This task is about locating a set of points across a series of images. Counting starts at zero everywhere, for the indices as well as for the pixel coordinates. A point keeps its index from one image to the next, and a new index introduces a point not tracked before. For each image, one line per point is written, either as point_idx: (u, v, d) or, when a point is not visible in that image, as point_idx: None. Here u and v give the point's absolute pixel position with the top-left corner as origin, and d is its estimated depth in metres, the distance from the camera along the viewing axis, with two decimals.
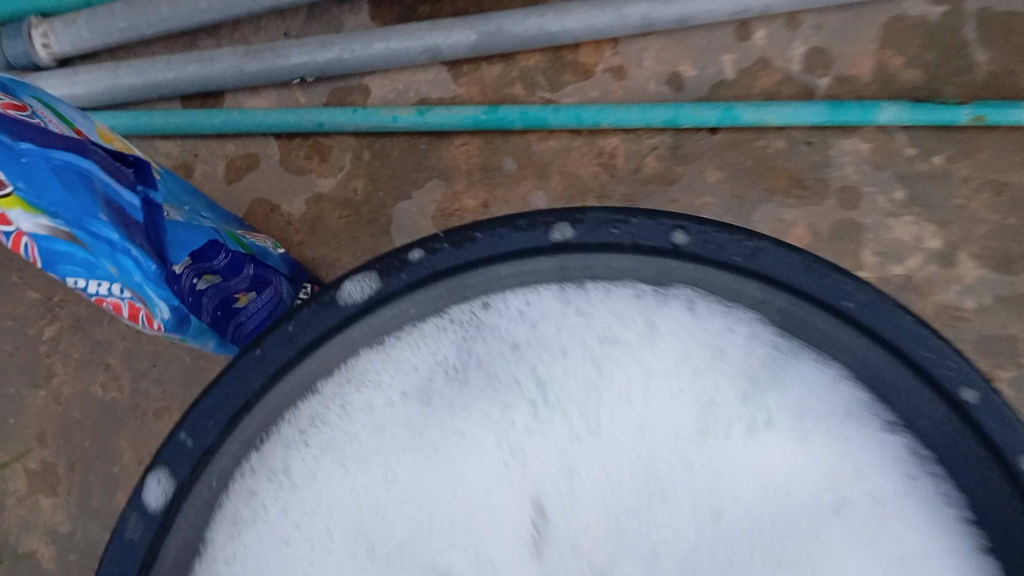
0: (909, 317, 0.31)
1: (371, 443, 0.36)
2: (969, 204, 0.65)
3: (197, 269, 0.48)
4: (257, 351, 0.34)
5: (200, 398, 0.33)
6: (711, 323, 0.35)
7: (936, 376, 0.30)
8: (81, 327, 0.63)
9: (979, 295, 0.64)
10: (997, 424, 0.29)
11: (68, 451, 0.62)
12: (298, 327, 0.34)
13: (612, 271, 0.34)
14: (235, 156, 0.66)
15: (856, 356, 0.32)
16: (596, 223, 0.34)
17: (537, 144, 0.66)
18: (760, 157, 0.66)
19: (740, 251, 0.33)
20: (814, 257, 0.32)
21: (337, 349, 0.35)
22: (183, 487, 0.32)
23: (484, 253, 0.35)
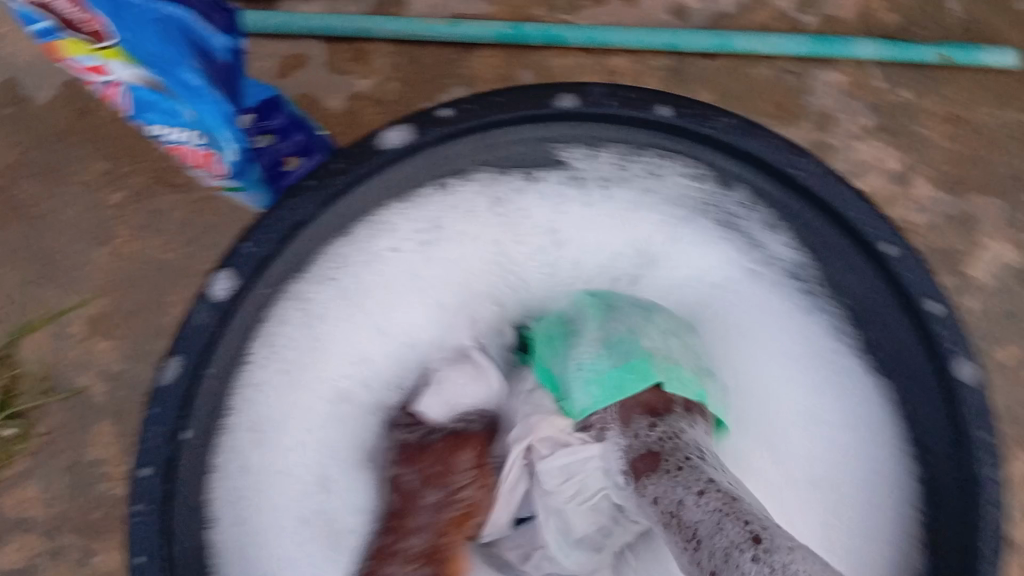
0: (840, 184, 0.47)
1: (404, 248, 0.53)
2: (931, 134, 0.73)
3: (259, 127, 0.58)
4: (286, 205, 0.48)
5: (263, 219, 0.47)
6: (678, 183, 0.52)
7: (857, 223, 0.47)
8: (141, 195, 0.71)
9: (930, 212, 0.73)
10: (908, 268, 0.46)
11: (122, 302, 0.70)
12: (331, 177, 0.48)
13: (580, 137, 0.50)
14: (282, 54, 0.73)
15: (783, 206, 0.49)
16: (594, 102, 0.49)
17: (552, 59, 0.74)
18: (751, 82, 0.74)
19: (726, 131, 0.48)
20: (762, 134, 0.48)
21: (355, 193, 0.49)
22: (244, 282, 0.47)
23: (504, 116, 0.49)
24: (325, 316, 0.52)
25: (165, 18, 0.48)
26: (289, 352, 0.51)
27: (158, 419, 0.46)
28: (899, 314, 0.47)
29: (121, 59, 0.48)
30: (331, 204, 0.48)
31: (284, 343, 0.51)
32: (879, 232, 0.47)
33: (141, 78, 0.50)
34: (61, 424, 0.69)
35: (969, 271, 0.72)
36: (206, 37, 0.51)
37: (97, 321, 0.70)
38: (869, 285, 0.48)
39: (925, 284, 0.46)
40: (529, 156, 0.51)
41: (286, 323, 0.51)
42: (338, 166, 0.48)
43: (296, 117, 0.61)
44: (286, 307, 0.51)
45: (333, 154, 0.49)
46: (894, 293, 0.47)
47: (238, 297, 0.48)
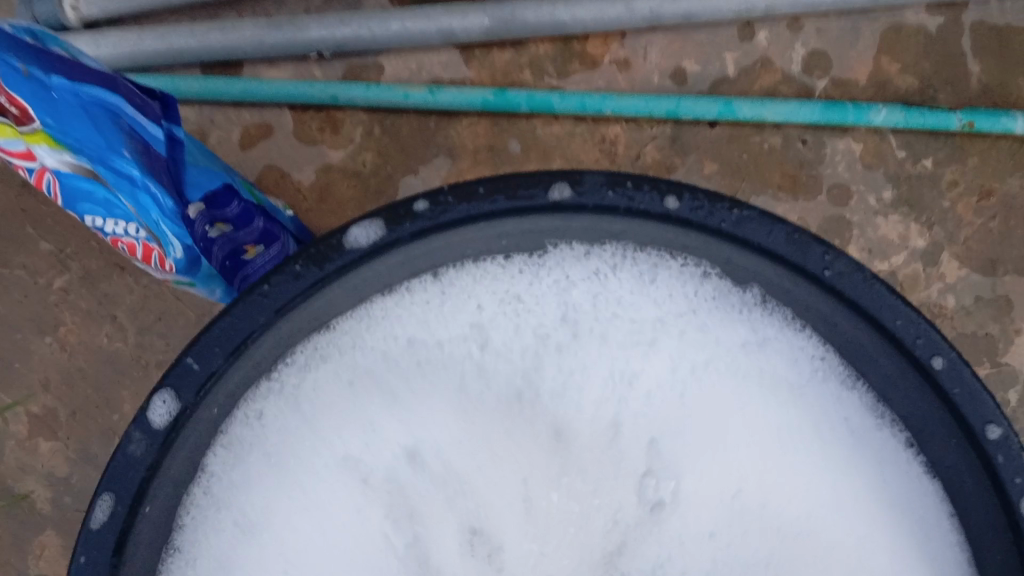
0: (878, 285, 0.42)
1: (388, 337, 0.47)
2: (954, 208, 0.68)
3: (210, 217, 0.50)
4: (237, 310, 0.42)
5: (208, 331, 0.41)
6: (690, 270, 0.46)
7: (901, 334, 0.41)
8: (91, 279, 0.64)
9: (960, 295, 0.67)
10: (959, 383, 0.40)
11: (69, 398, 0.63)
12: (289, 279, 0.42)
13: (574, 228, 0.45)
14: (249, 124, 0.68)
15: (807, 305, 0.44)
16: (591, 193, 0.43)
17: (542, 128, 0.68)
18: (757, 152, 0.68)
19: (736, 224, 0.43)
20: (786, 229, 0.42)
21: (317, 295, 0.43)
22: (186, 405, 0.41)
23: (484, 210, 0.43)
24: (295, 413, 0.46)
25: (88, 101, 0.43)
26: (251, 462, 0.45)
27: (84, 569, 0.39)
28: (951, 434, 0.41)
29: (48, 143, 0.43)
30: (288, 309, 0.42)
31: (245, 452, 0.45)
32: (924, 343, 0.40)
33: (72, 165, 0.45)
34: (6, 531, 0.63)
35: (1005, 360, 0.66)
36: (141, 127, 0.46)
37: (40, 420, 0.63)
38: (915, 391, 0.42)
39: (981, 403, 0.40)
40: (517, 247, 0.46)
41: (253, 425, 0.45)
42: (298, 268, 0.42)
43: (256, 203, 0.54)
44: (250, 413, 0.45)
45: (292, 254, 0.43)
46: (946, 406, 0.41)
47: (178, 421, 0.41)
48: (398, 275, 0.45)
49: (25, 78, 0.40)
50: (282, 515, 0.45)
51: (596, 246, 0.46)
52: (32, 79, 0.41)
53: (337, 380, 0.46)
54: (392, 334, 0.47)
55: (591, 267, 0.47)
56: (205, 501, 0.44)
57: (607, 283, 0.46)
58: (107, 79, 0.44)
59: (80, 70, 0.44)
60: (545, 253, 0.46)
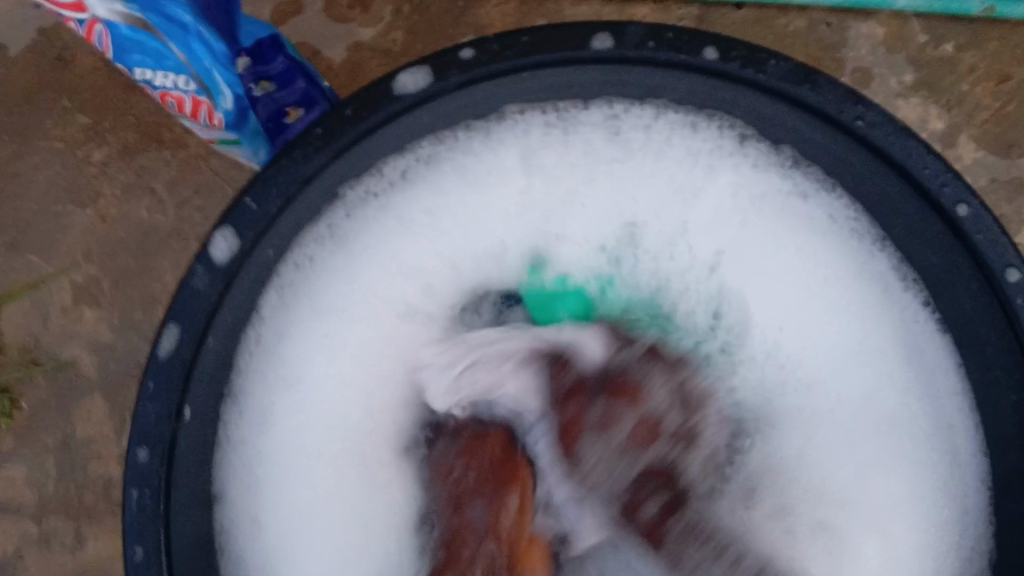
0: (908, 137, 0.42)
1: (438, 183, 0.48)
2: (973, 90, 0.69)
3: (254, 73, 0.52)
4: (295, 155, 0.43)
5: (265, 172, 0.43)
6: (728, 129, 0.47)
7: (927, 183, 0.42)
8: (128, 152, 0.66)
9: (975, 177, 0.69)
10: (980, 229, 0.41)
11: (110, 268, 0.65)
12: (344, 125, 0.43)
13: (616, 88, 0.46)
14: (280, 2, 0.68)
15: (841, 160, 0.45)
16: (632, 45, 0.44)
17: (570, 8, 0.69)
18: (781, 33, 0.69)
19: (773, 74, 0.43)
20: (822, 81, 0.43)
21: (372, 140, 0.45)
22: (245, 243, 0.43)
23: (532, 61, 0.44)
24: (348, 257, 0.48)
25: None
26: (306, 301, 0.47)
27: (154, 397, 0.42)
28: (967, 279, 0.43)
29: None
30: (343, 155, 0.44)
31: (299, 292, 0.47)
32: (948, 190, 0.41)
33: (123, 15, 0.45)
34: (48, 397, 0.65)
35: (1016, 239, 0.68)
36: None
37: (83, 289, 0.65)
38: (937, 244, 0.43)
39: (998, 245, 0.41)
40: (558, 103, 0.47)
41: (309, 270, 0.47)
42: (349, 114, 0.43)
43: (298, 62, 0.54)
44: (305, 257, 0.47)
45: (345, 101, 0.44)
46: (966, 254, 0.42)
47: (238, 258, 0.43)
48: (441, 127, 0.46)
49: None
50: (324, 357, 0.48)
51: (633, 107, 0.47)
52: None
53: (392, 229, 0.48)
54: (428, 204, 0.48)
55: (640, 123, 0.47)
56: (259, 345, 0.46)
57: (652, 139, 0.48)
58: None
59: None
60: (579, 112, 0.47)
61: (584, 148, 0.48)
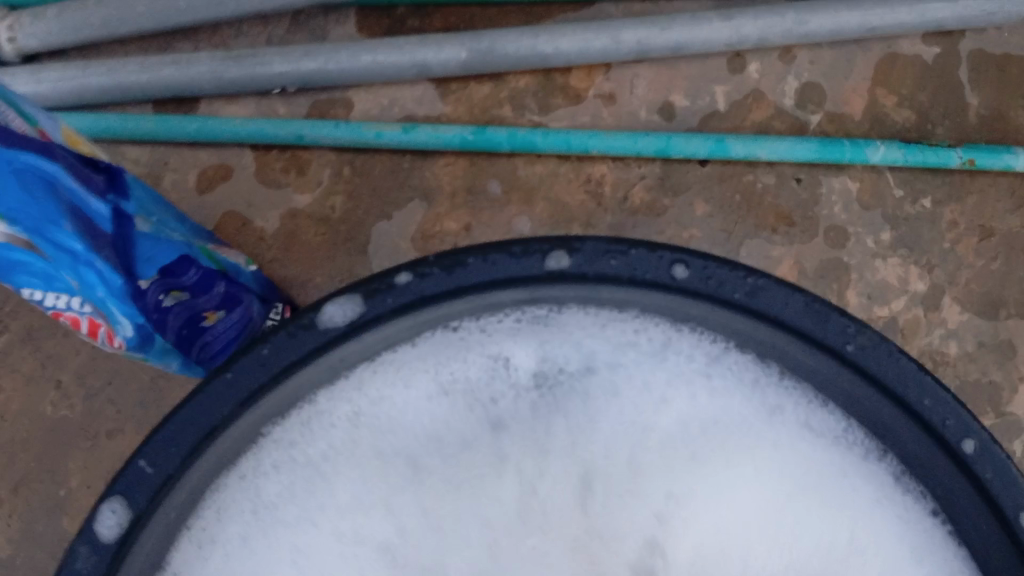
0: (900, 357, 0.34)
1: (392, 403, 0.37)
2: (954, 248, 0.65)
3: (165, 286, 0.45)
4: (196, 401, 0.34)
5: (177, 411, 0.33)
6: (711, 343, 0.37)
7: (928, 416, 0.33)
8: (35, 338, 0.59)
9: (963, 341, 0.63)
10: (996, 471, 0.32)
11: (11, 470, 0.58)
12: (239, 365, 0.34)
13: (578, 297, 0.37)
14: (207, 166, 0.62)
15: (833, 386, 0.35)
16: (586, 259, 0.36)
17: (524, 168, 0.64)
18: (750, 191, 0.64)
19: (751, 293, 0.35)
20: (805, 297, 0.34)
21: (287, 383, 0.35)
22: (140, 514, 0.32)
23: (465, 282, 0.36)
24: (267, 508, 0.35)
25: (23, 169, 0.37)
26: (212, 564, 0.34)
27: None
28: (988, 528, 0.32)
29: None
30: (253, 402, 0.34)
31: (208, 555, 0.34)
32: (952, 421, 0.32)
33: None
34: None
35: (1011, 409, 0.62)
36: (83, 202, 0.40)
37: None
38: (954, 489, 0.33)
39: (1019, 491, 0.31)
40: (528, 312, 0.37)
41: (229, 521, 0.35)
42: (263, 352, 0.34)
43: (218, 267, 0.50)
44: (218, 513, 0.35)
45: (257, 335, 0.35)
46: (986, 501, 0.32)
47: (134, 534, 0.32)
48: (381, 348, 0.37)
49: None
50: None
51: (610, 317, 0.37)
52: None
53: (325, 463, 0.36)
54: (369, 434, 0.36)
55: (634, 339, 0.37)
56: None
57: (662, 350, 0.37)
58: (44, 146, 0.38)
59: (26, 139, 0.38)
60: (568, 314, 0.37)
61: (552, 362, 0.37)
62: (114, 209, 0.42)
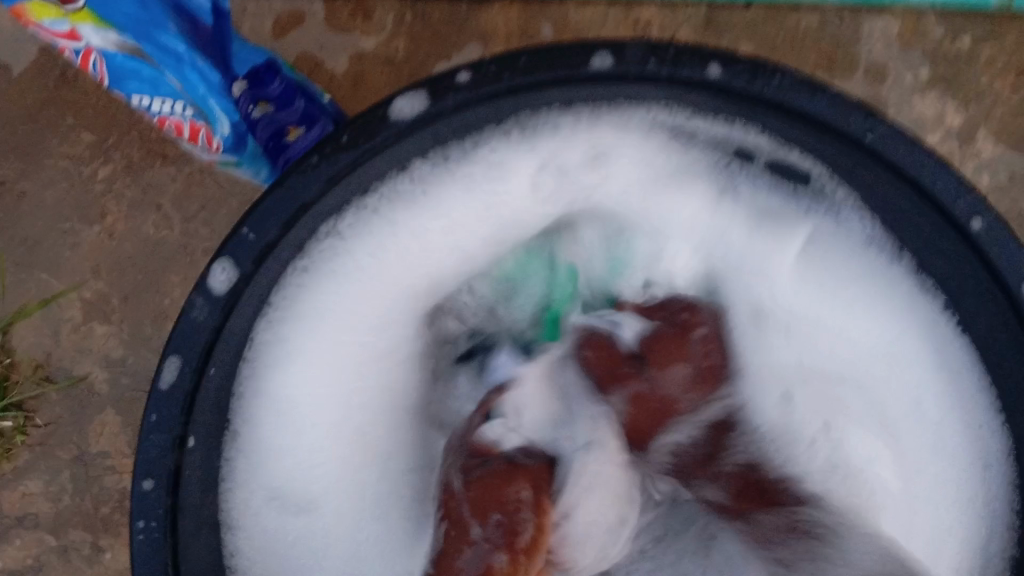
0: (918, 149, 0.40)
1: (436, 176, 0.46)
2: (993, 85, 0.67)
3: (252, 96, 0.52)
4: (295, 181, 0.42)
5: (266, 200, 0.42)
6: (719, 126, 0.45)
7: (940, 196, 0.40)
8: (134, 169, 0.66)
9: (996, 172, 0.67)
10: (996, 244, 0.40)
11: (120, 284, 0.66)
12: (336, 152, 0.42)
13: (631, 96, 0.43)
14: (281, 13, 0.68)
15: (846, 165, 0.43)
16: (634, 63, 0.42)
17: (576, 11, 0.67)
18: (792, 31, 0.67)
19: (783, 91, 0.41)
20: (826, 96, 0.41)
21: (369, 165, 0.43)
22: (244, 272, 0.42)
23: (524, 82, 0.42)
24: (349, 249, 0.46)
25: None
26: (312, 283, 0.46)
27: (158, 427, 0.41)
28: (980, 283, 0.41)
29: (92, 23, 0.44)
30: (339, 180, 0.42)
31: (313, 281, 0.46)
32: (962, 203, 0.40)
33: (116, 43, 0.46)
34: (63, 413, 0.65)
35: None
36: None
37: (92, 306, 0.66)
38: (957, 251, 0.41)
39: (1016, 256, 0.40)
40: (559, 103, 0.44)
41: (326, 268, 0.46)
42: (345, 140, 0.42)
43: (297, 83, 0.56)
44: (311, 267, 0.45)
45: (340, 128, 0.42)
46: (978, 258, 0.41)
47: (238, 289, 0.42)
48: (434, 142, 0.44)
49: None
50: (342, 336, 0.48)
51: (635, 110, 0.45)
52: None
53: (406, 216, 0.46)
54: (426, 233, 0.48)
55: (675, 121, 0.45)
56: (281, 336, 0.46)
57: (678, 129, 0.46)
58: None
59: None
60: (609, 109, 0.45)
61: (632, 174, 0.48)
62: (217, 5, 0.46)
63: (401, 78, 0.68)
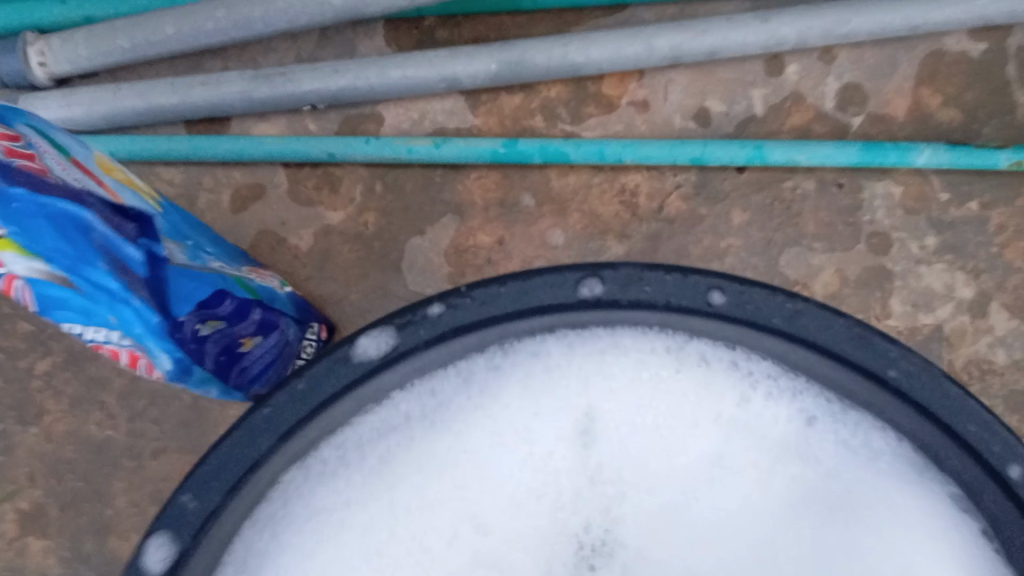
0: (947, 382, 0.31)
1: (446, 413, 0.37)
2: (1003, 253, 0.63)
3: (201, 315, 0.45)
4: (208, 461, 0.32)
5: (205, 457, 0.32)
6: (726, 362, 0.36)
7: (979, 446, 0.30)
8: (77, 361, 0.60)
9: (1011, 349, 0.62)
10: None
11: (58, 492, 0.59)
12: (281, 399, 0.33)
13: (592, 316, 0.35)
14: (240, 185, 0.63)
15: (898, 419, 0.33)
16: (617, 286, 0.35)
17: (557, 179, 0.63)
18: (788, 198, 0.63)
19: (788, 318, 0.33)
20: (848, 320, 0.33)
21: (301, 432, 0.33)
22: (184, 550, 0.31)
23: (515, 300, 0.35)
24: (340, 501, 0.36)
25: (57, 213, 0.38)
26: (282, 542, 0.35)
27: None
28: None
29: (12, 255, 0.37)
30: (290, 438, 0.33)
31: (289, 530, 0.35)
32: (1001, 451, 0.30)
33: (45, 275, 0.39)
34: None
35: None
36: (115, 244, 0.41)
37: (28, 518, 0.59)
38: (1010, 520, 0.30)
39: None
40: (523, 321, 0.35)
41: (288, 529, 0.35)
42: (297, 385, 0.33)
43: (253, 295, 0.51)
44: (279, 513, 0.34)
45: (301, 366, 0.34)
46: None
47: (180, 571, 0.31)
48: (407, 379, 0.36)
49: None
50: None
51: (651, 313, 0.35)
52: None
53: (403, 467, 0.36)
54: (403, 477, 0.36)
55: (692, 360, 0.36)
56: None
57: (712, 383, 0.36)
58: (77, 193, 0.39)
59: (27, 177, 0.37)
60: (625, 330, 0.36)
61: (616, 419, 0.37)
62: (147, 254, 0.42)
63: (373, 254, 0.62)
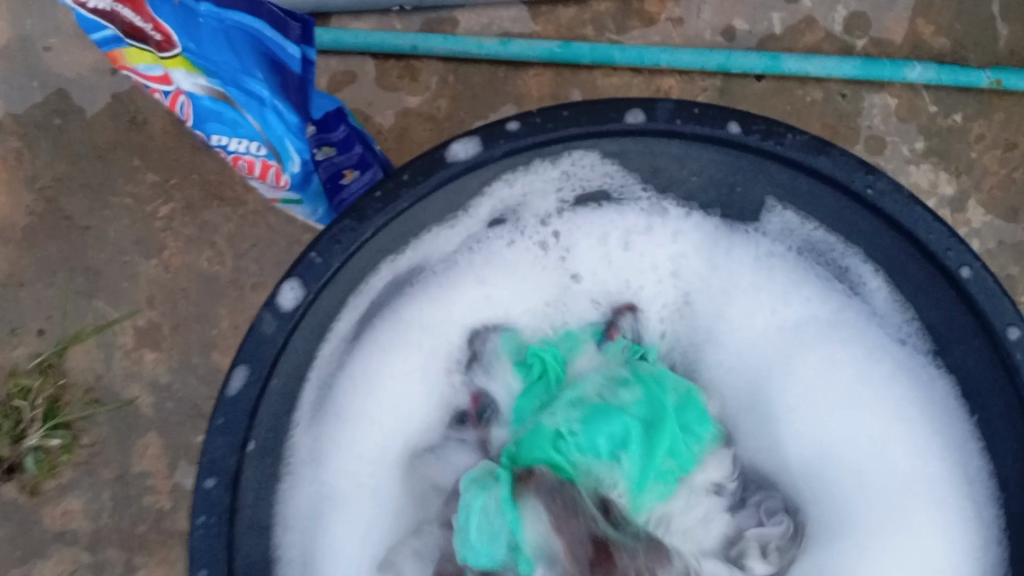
0: (917, 206, 0.44)
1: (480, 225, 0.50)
2: (982, 159, 0.73)
3: (318, 141, 0.56)
4: (322, 242, 0.44)
5: (329, 227, 0.44)
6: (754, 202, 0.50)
7: (933, 246, 0.44)
8: (192, 209, 0.71)
9: (984, 238, 0.72)
10: (983, 290, 0.44)
11: (172, 313, 0.71)
12: (390, 196, 0.45)
13: (641, 148, 0.48)
14: (335, 71, 0.74)
15: (870, 233, 0.47)
16: (663, 120, 0.45)
17: (602, 79, 0.74)
18: (799, 104, 0.74)
19: (782, 146, 0.45)
20: (835, 153, 0.45)
21: (422, 202, 0.46)
22: (312, 292, 0.44)
23: (567, 132, 0.46)
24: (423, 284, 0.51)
25: (232, 27, 0.49)
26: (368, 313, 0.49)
27: (224, 430, 0.43)
28: (974, 339, 0.45)
29: (185, 68, 0.51)
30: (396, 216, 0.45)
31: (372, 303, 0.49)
32: (953, 253, 0.44)
33: (205, 87, 0.52)
34: (109, 435, 0.69)
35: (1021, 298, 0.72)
36: (278, 47, 0.50)
37: (145, 334, 0.70)
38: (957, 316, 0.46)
39: (1002, 307, 0.43)
40: (577, 148, 0.48)
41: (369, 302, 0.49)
42: (405, 179, 0.45)
43: (357, 130, 0.61)
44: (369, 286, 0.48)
45: (403, 166, 0.45)
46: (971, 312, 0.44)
47: (305, 307, 0.44)
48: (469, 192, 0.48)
49: (173, 7, 0.47)
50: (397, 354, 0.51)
51: (670, 141, 0.47)
52: (181, 7, 0.47)
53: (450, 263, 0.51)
54: (450, 316, 0.52)
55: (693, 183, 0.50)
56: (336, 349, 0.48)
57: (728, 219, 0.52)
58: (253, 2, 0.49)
59: None
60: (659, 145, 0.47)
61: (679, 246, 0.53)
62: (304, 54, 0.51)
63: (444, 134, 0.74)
